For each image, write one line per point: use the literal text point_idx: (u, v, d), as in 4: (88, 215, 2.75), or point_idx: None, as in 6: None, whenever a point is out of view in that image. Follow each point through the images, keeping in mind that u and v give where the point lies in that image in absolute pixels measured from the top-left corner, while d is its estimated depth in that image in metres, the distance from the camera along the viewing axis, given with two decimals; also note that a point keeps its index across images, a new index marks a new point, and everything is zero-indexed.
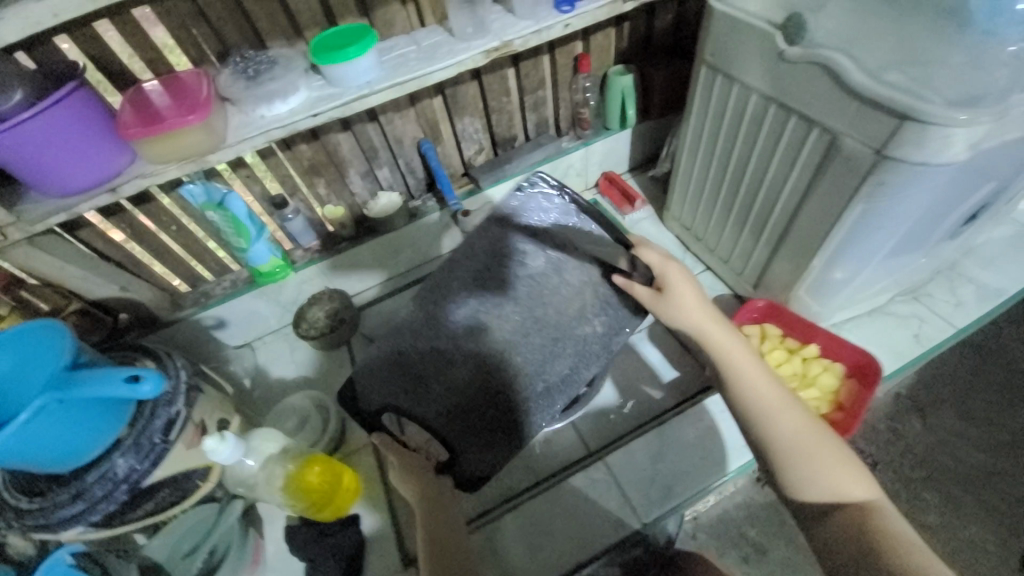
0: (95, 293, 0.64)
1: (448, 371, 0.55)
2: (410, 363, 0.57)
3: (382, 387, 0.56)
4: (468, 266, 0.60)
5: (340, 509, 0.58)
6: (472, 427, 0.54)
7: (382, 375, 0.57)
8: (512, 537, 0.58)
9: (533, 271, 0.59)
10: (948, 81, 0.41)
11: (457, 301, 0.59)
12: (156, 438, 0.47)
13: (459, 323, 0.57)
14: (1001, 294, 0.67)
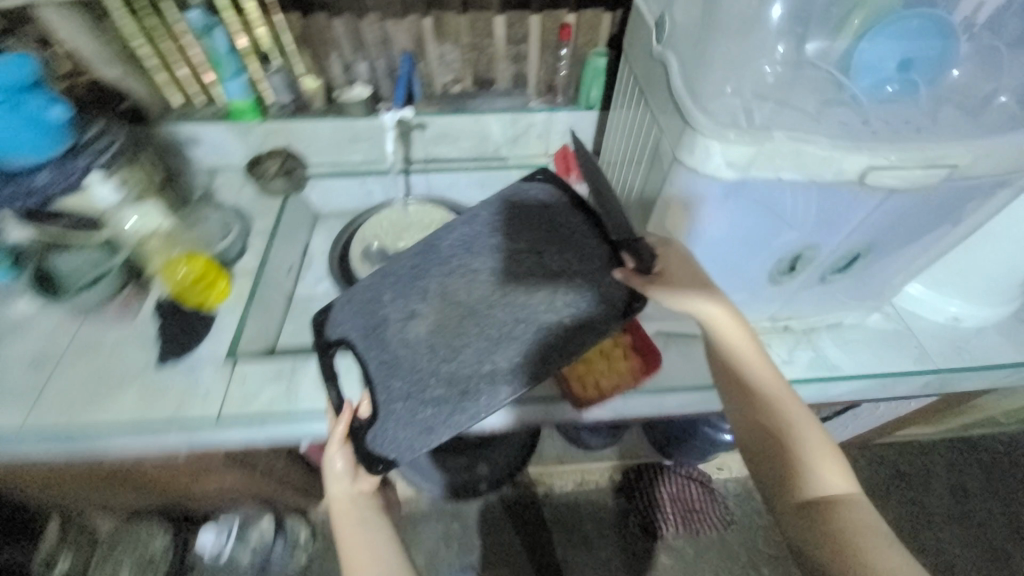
0: (102, 72, 0.79)
1: (401, 335, 0.57)
2: (368, 297, 0.61)
3: (352, 321, 0.60)
4: (460, 240, 0.62)
5: (208, 303, 0.74)
6: (403, 392, 0.54)
7: (356, 314, 0.61)
8: (311, 376, 0.68)
9: (526, 256, 0.59)
10: (733, 105, 0.46)
11: (431, 268, 0.61)
12: (76, 171, 0.63)
13: (427, 291, 0.60)
14: (836, 368, 0.69)
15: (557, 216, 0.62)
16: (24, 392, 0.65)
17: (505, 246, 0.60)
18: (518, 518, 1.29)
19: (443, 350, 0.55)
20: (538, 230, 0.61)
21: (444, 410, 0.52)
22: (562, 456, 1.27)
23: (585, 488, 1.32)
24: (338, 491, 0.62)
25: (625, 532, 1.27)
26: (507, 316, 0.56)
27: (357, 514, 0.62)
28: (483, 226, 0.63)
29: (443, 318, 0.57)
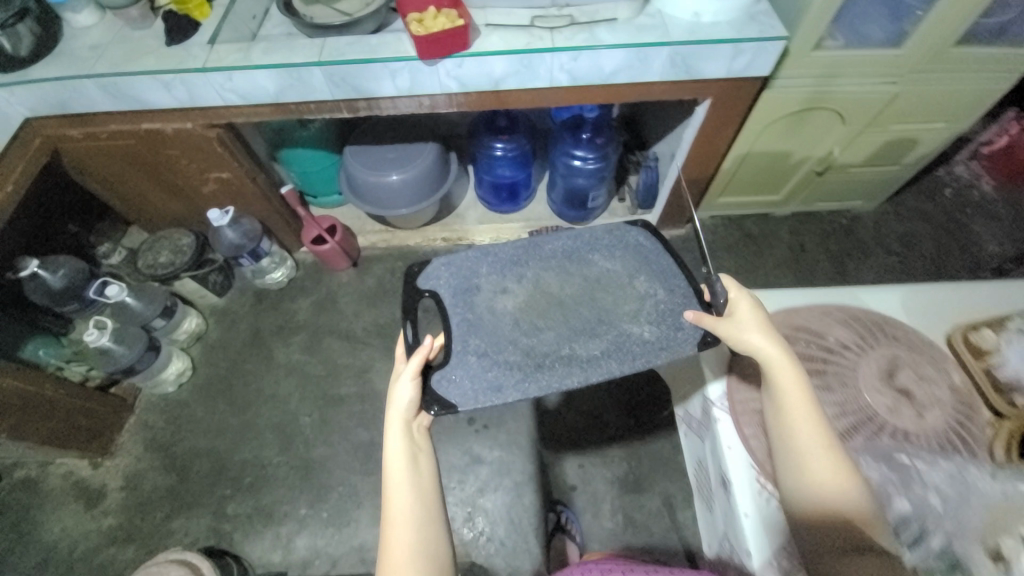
0: None
1: (492, 303, 0.83)
2: (462, 269, 0.86)
3: (443, 280, 0.85)
4: (562, 246, 0.89)
5: (196, 10, 1.11)
6: (479, 346, 0.78)
7: (448, 277, 0.85)
8: (258, 50, 1.06)
9: (623, 275, 0.85)
10: None
11: (530, 260, 0.88)
12: None
13: (521, 276, 0.86)
14: (599, 41, 1.03)
15: (651, 252, 0.87)
16: (87, 60, 1.07)
17: (598, 267, 0.87)
18: None
19: (535, 335, 0.80)
20: (635, 255, 0.87)
21: (518, 377, 0.76)
22: (482, 218, 1.72)
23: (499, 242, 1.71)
24: (394, 444, 0.72)
25: None
26: (594, 318, 0.81)
27: (406, 457, 0.72)
28: (584, 238, 0.90)
29: (531, 300, 0.84)
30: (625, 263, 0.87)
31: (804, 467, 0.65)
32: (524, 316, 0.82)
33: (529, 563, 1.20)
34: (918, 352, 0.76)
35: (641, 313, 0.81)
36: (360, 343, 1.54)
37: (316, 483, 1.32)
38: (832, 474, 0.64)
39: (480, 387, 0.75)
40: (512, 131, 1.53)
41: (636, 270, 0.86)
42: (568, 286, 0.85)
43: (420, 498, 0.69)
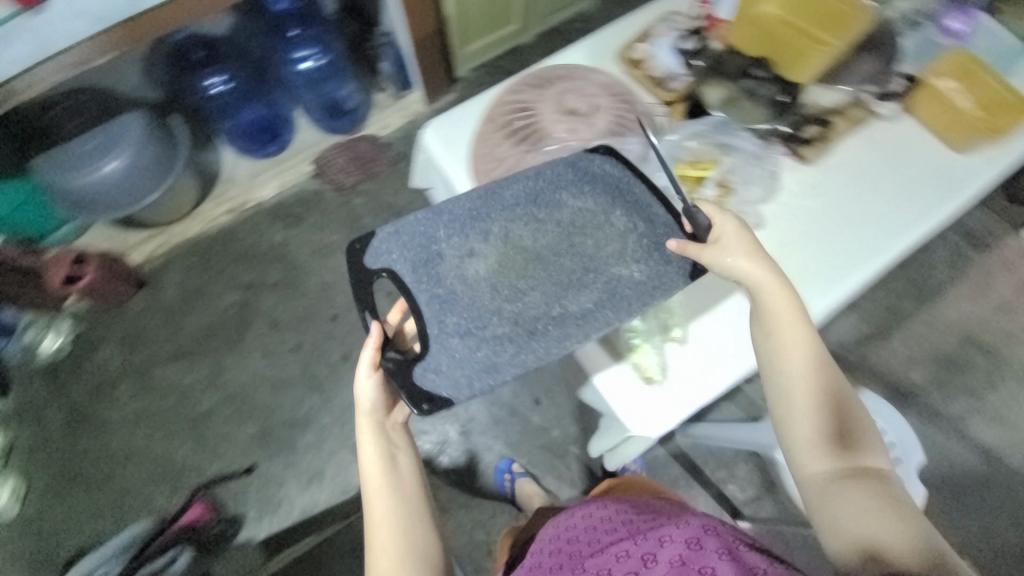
0: None
1: (459, 273, 0.66)
2: (414, 237, 0.67)
3: (399, 253, 0.66)
4: (524, 191, 0.71)
5: None
6: (460, 322, 0.64)
7: (402, 249, 0.67)
8: None
9: (595, 214, 0.70)
10: None
11: (493, 211, 0.69)
12: None
13: (487, 233, 0.68)
14: None
15: (624, 185, 0.71)
16: None
17: (568, 208, 0.70)
18: (239, 231, 1.53)
19: (517, 311, 0.65)
20: (603, 184, 0.72)
21: (512, 351, 0.63)
22: (253, 171, 1.56)
23: (281, 187, 1.57)
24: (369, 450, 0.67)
25: (326, 201, 1.57)
26: (576, 268, 0.68)
27: (383, 461, 0.67)
28: (543, 179, 0.72)
29: (504, 262, 0.68)
30: (598, 180, 0.71)
31: (816, 418, 0.62)
32: (502, 286, 0.67)
33: (451, 433, 1.31)
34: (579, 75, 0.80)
35: (629, 250, 0.68)
36: (196, 354, 1.41)
37: (226, 495, 1.28)
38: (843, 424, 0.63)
39: (469, 374, 0.62)
40: (222, 60, 1.38)
41: (606, 204, 0.71)
42: (541, 238, 0.69)
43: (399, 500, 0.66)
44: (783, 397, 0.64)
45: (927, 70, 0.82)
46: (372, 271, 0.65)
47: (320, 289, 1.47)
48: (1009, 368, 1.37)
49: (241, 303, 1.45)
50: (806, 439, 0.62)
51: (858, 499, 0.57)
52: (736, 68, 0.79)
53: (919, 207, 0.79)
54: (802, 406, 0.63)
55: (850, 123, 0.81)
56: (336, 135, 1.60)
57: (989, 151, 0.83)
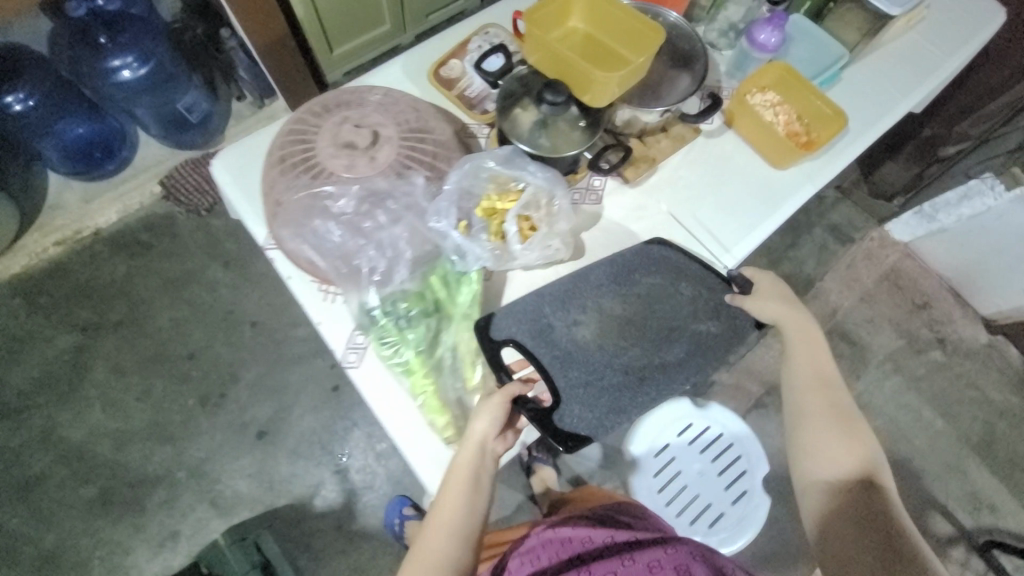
0: None
1: (571, 338, 0.67)
2: (520, 310, 0.66)
3: (516, 325, 0.65)
4: (605, 270, 0.71)
5: None
6: (580, 380, 0.65)
7: (516, 317, 0.65)
8: None
9: (665, 286, 0.71)
10: None
11: (584, 285, 0.70)
12: None
13: (584, 303, 0.69)
14: None
15: (681, 263, 0.73)
16: None
17: (645, 282, 0.71)
18: (73, 265, 1.34)
19: (626, 370, 0.67)
20: (666, 265, 0.73)
21: (631, 397, 0.66)
22: (86, 195, 1.37)
23: (124, 210, 1.39)
24: (458, 489, 0.55)
25: (179, 224, 1.40)
26: (661, 325, 0.69)
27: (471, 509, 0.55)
28: (617, 265, 0.72)
29: (605, 328, 0.68)
30: (671, 251, 0.73)
31: (817, 439, 0.64)
32: (606, 350, 0.67)
33: (327, 474, 1.22)
34: (365, 102, 0.67)
35: (715, 306, 0.71)
36: (20, 412, 1.22)
37: (62, 570, 1.12)
38: (852, 450, 0.62)
39: (602, 420, 0.64)
40: (23, 75, 1.21)
41: (673, 279, 0.72)
42: (631, 306, 0.69)
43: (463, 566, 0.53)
44: (796, 413, 0.66)
45: (745, 85, 0.81)
46: (499, 340, 0.63)
47: (173, 326, 1.31)
48: (877, 357, 1.43)
49: (77, 348, 1.27)
50: (803, 455, 0.64)
51: (842, 517, 0.58)
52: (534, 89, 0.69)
53: (739, 223, 0.78)
54: (805, 424, 0.65)
55: (673, 141, 0.79)
56: (188, 150, 1.43)
57: (810, 165, 0.82)
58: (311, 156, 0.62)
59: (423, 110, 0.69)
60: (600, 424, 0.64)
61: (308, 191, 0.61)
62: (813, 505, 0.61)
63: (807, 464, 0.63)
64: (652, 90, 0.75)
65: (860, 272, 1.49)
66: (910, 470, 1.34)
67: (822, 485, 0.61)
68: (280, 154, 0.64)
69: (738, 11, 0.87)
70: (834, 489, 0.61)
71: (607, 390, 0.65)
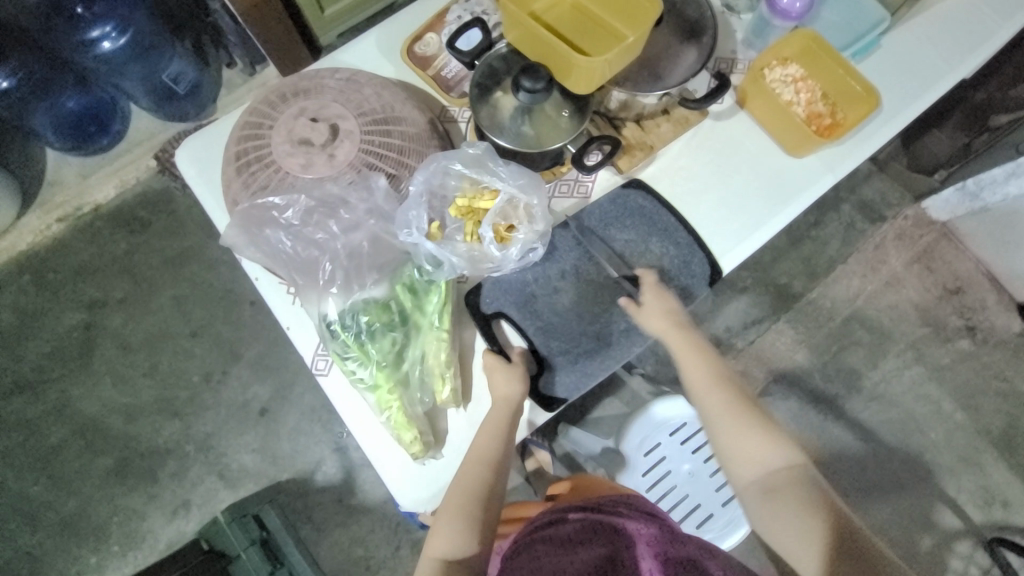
0: None
1: (552, 306, 0.66)
2: (505, 281, 0.66)
3: (503, 296, 0.65)
4: (579, 234, 0.68)
5: None
6: (564, 349, 0.65)
7: (499, 288, 0.65)
8: None
9: (640, 249, 0.68)
10: None
11: (559, 247, 0.67)
12: None
13: (563, 269, 0.67)
14: None
15: (657, 221, 0.69)
16: None
17: (618, 238, 0.68)
18: (76, 242, 1.35)
19: (601, 333, 0.66)
20: (641, 226, 0.68)
21: (600, 359, 0.65)
22: (84, 170, 1.36)
23: (122, 186, 1.37)
24: (490, 439, 0.60)
25: (177, 199, 1.38)
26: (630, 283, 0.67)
27: (495, 461, 0.59)
28: (588, 225, 0.68)
29: (583, 293, 0.66)
30: (654, 207, 0.69)
31: (734, 439, 0.64)
32: (584, 314, 0.66)
33: (326, 451, 1.25)
34: (327, 91, 0.61)
35: (694, 267, 0.67)
36: (37, 386, 1.27)
37: (86, 532, 1.21)
38: (764, 437, 0.63)
39: (581, 383, 0.65)
40: (7, 51, 1.18)
41: (647, 240, 0.68)
42: (604, 269, 0.67)
43: (479, 511, 0.56)
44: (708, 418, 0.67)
45: (764, 56, 0.71)
46: (488, 314, 0.65)
47: (174, 304, 1.32)
48: (898, 346, 1.34)
49: (85, 325, 1.31)
50: (729, 461, 0.64)
51: (788, 517, 0.58)
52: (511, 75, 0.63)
53: (741, 223, 0.70)
54: (714, 430, 0.66)
55: (674, 126, 0.71)
56: (179, 122, 1.38)
57: (828, 153, 0.73)
58: (267, 157, 0.59)
59: (389, 95, 0.63)
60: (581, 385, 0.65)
61: (266, 190, 0.58)
62: (757, 508, 0.61)
63: (735, 466, 0.63)
64: (651, 68, 0.66)
65: (889, 253, 1.37)
66: (921, 463, 1.29)
67: (756, 486, 0.62)
68: (238, 154, 0.60)
69: None
70: (758, 481, 0.62)
71: (573, 357, 0.65)
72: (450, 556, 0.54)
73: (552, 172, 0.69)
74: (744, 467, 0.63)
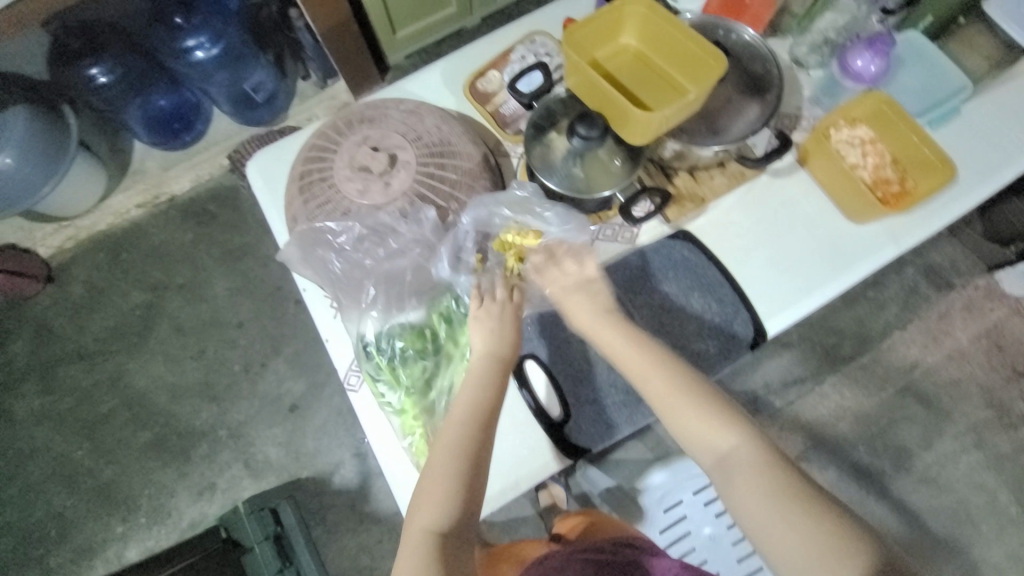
0: None
1: (586, 353, 0.66)
2: (543, 323, 0.66)
3: (539, 338, 0.66)
4: (621, 283, 0.68)
5: None
6: (590, 397, 0.66)
7: (535, 329, 0.66)
8: None
9: (680, 303, 0.67)
10: None
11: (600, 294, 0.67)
12: None
13: None
14: None
15: (702, 274, 0.67)
16: None
17: (659, 292, 0.67)
18: (149, 227, 1.47)
19: (631, 386, 0.65)
20: (683, 280, 0.68)
21: (627, 409, 0.65)
22: (165, 163, 1.47)
23: (196, 181, 1.49)
24: (469, 396, 0.54)
25: (242, 197, 1.48)
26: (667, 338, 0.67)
27: (480, 420, 0.53)
28: (631, 275, 0.68)
29: None
30: (701, 260, 0.68)
31: (688, 423, 0.54)
32: (616, 364, 0.65)
33: (346, 454, 1.28)
34: (391, 120, 0.64)
35: (734, 327, 0.66)
36: (98, 356, 1.38)
37: (120, 501, 1.28)
38: (723, 413, 0.53)
39: (605, 432, 0.65)
40: (104, 50, 1.27)
41: (688, 295, 0.67)
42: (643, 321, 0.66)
43: (466, 473, 0.50)
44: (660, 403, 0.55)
45: (831, 116, 0.69)
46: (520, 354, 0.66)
47: (227, 295, 1.41)
48: (955, 427, 1.23)
49: (147, 305, 1.41)
50: (688, 444, 0.54)
51: (757, 502, 0.50)
52: (566, 118, 0.64)
53: (789, 286, 0.68)
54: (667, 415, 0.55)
55: (730, 179, 0.70)
56: (254, 126, 1.49)
57: (892, 221, 0.70)
58: (328, 179, 0.62)
59: (447, 128, 0.65)
60: (602, 435, 0.65)
61: (321, 209, 0.62)
62: (729, 499, 0.52)
63: (694, 451, 0.54)
64: (708, 122, 0.66)
65: (953, 324, 1.27)
66: (972, 561, 1.17)
67: (718, 473, 0.52)
68: (301, 172, 0.64)
69: (839, 18, 0.72)
70: (717, 464, 0.53)
71: (598, 405, 0.65)
72: (435, 526, 0.48)
73: (598, 215, 0.69)
74: (697, 448, 0.54)
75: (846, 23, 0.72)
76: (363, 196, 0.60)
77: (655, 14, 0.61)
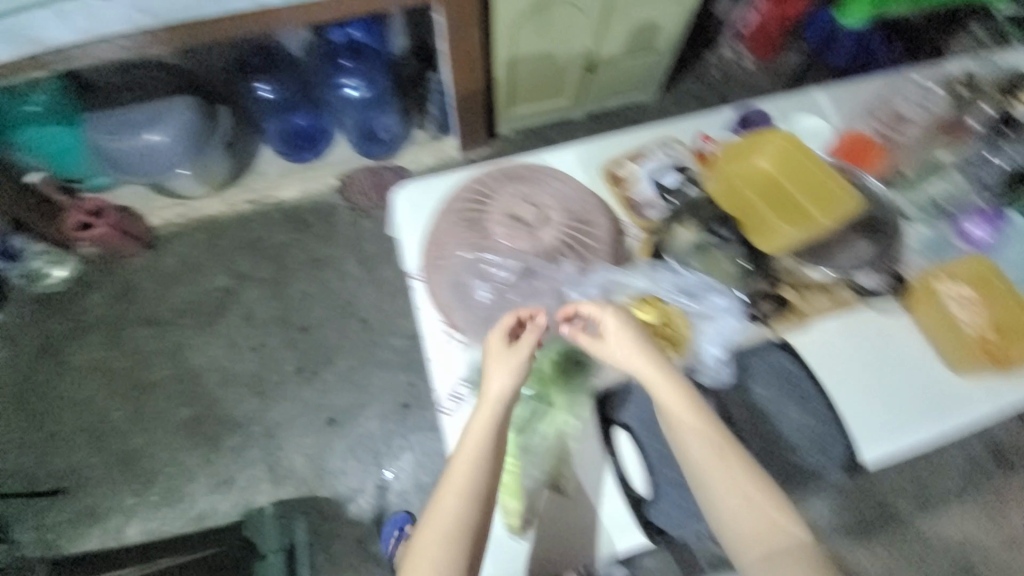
0: None
1: None
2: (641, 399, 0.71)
3: (637, 410, 0.71)
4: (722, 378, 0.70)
5: None
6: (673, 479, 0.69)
7: (635, 401, 0.71)
8: None
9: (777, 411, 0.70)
10: None
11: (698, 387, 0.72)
12: None
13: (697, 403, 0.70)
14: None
15: (804, 388, 0.69)
16: None
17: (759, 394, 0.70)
18: (252, 222, 1.60)
19: None
20: (783, 390, 0.69)
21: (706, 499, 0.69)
22: (283, 171, 1.62)
23: (306, 193, 1.63)
24: (466, 468, 0.59)
25: (339, 215, 1.61)
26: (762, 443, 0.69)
27: (471, 497, 0.58)
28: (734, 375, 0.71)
29: None
30: (802, 374, 0.69)
31: (736, 510, 0.60)
32: None
33: (369, 483, 1.27)
34: (548, 181, 0.74)
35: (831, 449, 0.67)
36: (168, 325, 1.45)
37: (138, 472, 1.28)
38: (772, 506, 0.60)
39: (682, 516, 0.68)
40: (277, 70, 1.49)
41: (785, 404, 0.69)
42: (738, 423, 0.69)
43: (457, 546, 0.57)
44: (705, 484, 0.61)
45: (935, 269, 0.73)
46: (615, 420, 0.71)
47: (301, 297, 1.49)
48: None
49: (226, 289, 1.50)
50: (730, 526, 0.60)
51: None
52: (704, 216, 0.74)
53: (885, 421, 0.69)
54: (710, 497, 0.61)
55: (833, 303, 0.74)
56: (365, 158, 1.64)
57: (993, 380, 0.72)
58: (486, 218, 0.71)
59: (591, 201, 0.73)
60: (680, 520, 0.68)
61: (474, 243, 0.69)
62: None
63: (739, 535, 0.59)
64: (824, 247, 0.73)
65: (1009, 507, 1.22)
66: None
67: (755, 553, 0.58)
68: (456, 207, 0.72)
69: (946, 187, 0.81)
70: (756, 538, 0.59)
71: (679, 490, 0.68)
72: None
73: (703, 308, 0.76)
74: (735, 522, 0.60)
75: (953, 193, 0.81)
76: (517, 237, 0.69)
77: (792, 146, 0.72)
